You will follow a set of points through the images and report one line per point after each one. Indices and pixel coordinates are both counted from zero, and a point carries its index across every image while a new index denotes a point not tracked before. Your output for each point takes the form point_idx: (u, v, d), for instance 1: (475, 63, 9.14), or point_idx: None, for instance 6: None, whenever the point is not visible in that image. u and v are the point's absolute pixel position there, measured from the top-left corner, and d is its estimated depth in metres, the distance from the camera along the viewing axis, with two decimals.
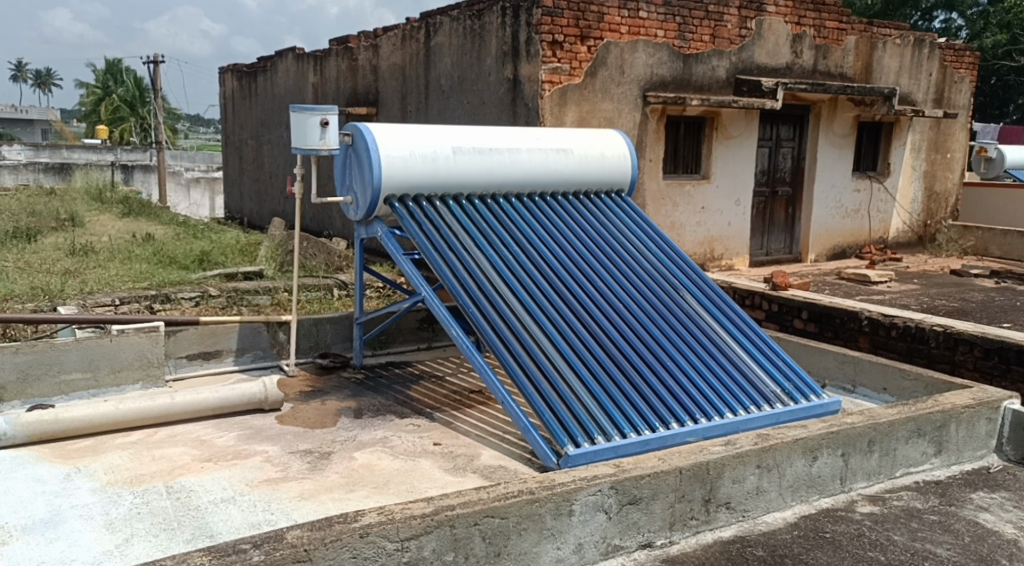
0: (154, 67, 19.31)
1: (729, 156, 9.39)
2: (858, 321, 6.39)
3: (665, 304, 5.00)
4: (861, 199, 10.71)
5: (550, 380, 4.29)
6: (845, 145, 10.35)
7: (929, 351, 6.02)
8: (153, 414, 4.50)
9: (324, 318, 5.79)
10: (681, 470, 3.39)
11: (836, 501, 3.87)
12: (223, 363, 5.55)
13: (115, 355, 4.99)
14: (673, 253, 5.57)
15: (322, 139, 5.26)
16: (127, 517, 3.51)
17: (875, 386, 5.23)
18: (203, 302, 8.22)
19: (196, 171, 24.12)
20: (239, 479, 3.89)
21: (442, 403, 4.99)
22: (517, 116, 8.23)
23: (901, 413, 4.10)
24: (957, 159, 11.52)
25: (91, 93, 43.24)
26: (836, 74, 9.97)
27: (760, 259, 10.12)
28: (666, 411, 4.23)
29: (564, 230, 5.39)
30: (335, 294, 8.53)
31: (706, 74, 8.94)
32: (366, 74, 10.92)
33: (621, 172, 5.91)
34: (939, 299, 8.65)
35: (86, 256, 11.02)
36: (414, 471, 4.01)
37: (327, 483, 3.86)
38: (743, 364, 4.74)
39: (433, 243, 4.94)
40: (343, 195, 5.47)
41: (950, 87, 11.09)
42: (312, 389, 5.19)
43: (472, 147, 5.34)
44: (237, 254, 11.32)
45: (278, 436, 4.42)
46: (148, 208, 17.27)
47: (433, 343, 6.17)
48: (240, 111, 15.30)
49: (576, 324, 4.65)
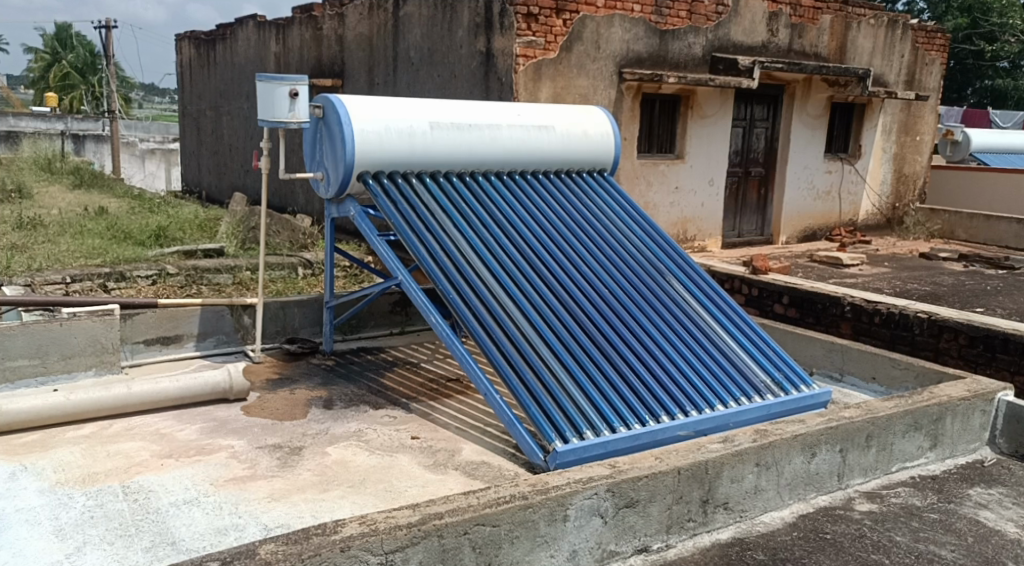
0: (107, 32, 18.64)
1: (704, 135, 9.20)
2: (840, 307, 6.27)
3: (652, 289, 4.78)
4: (833, 181, 10.62)
5: (535, 370, 4.06)
6: (819, 126, 10.24)
7: (912, 339, 5.89)
8: (107, 405, 4.19)
9: (292, 301, 5.52)
10: (680, 470, 3.20)
11: (833, 498, 3.69)
12: (183, 348, 5.24)
13: (65, 341, 4.66)
14: (657, 237, 5.35)
15: (292, 111, 4.95)
16: (79, 522, 3.24)
17: (864, 376, 5.10)
18: (161, 280, 7.89)
19: (151, 142, 23.52)
20: (203, 478, 3.62)
21: (417, 393, 4.74)
22: (490, 91, 7.94)
23: (898, 406, 3.92)
24: (926, 142, 11.47)
25: (40, 59, 41.98)
26: (811, 53, 9.82)
27: (732, 240, 9.98)
28: (656, 403, 4.03)
29: (545, 210, 5.14)
30: (300, 273, 8.23)
31: (682, 51, 8.72)
32: (330, 44, 10.54)
33: (603, 151, 5.68)
34: (912, 283, 8.58)
35: (36, 230, 10.54)
36: (392, 469, 3.76)
37: (299, 482, 3.60)
38: (733, 353, 4.54)
39: (409, 223, 4.66)
40: (313, 171, 5.16)
41: (922, 69, 11.00)
42: (279, 376, 4.91)
43: (451, 122, 5.07)
44: (195, 230, 10.93)
45: (244, 429, 4.15)
46: (100, 179, 16.68)
47: (406, 328, 5.92)
48: (197, 81, 14.81)
49: (561, 310, 4.42)
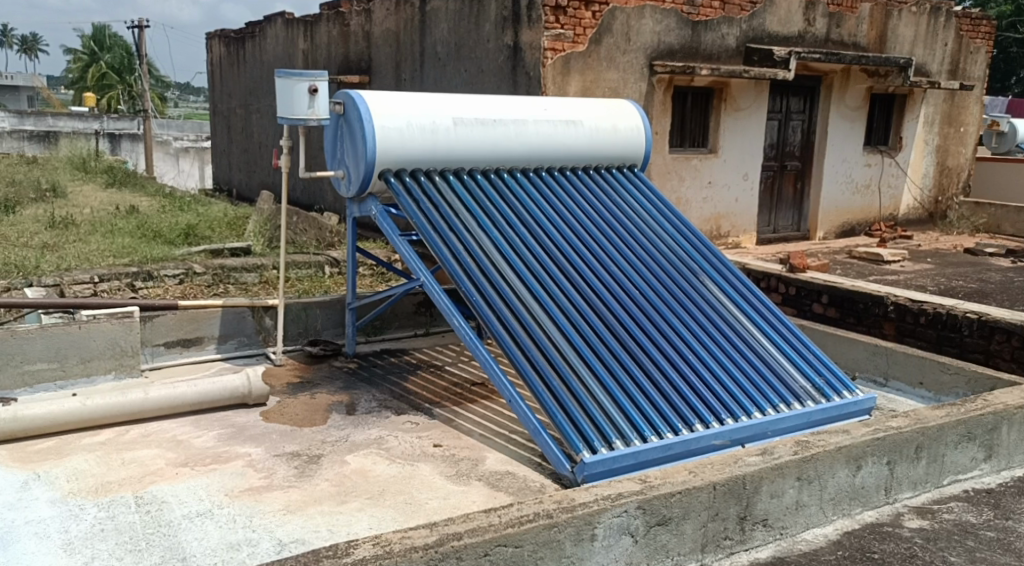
0: (140, 32, 18.73)
1: (738, 128, 8.95)
2: (883, 306, 6.01)
3: (684, 290, 4.58)
4: (872, 174, 10.30)
5: (563, 376, 3.88)
6: (857, 118, 9.93)
7: (961, 340, 5.62)
8: (123, 411, 4.08)
9: (314, 302, 5.39)
10: (715, 486, 3.01)
11: (880, 514, 3.48)
12: (204, 350, 5.13)
13: (84, 344, 4.55)
14: (690, 235, 5.14)
15: (311, 108, 4.81)
16: (89, 536, 3.11)
17: (910, 381, 4.87)
18: (187, 280, 7.81)
19: (185, 140, 23.66)
20: (218, 487, 3.48)
21: (441, 397, 4.58)
22: (518, 86, 7.76)
23: (950, 415, 3.69)
24: (971, 133, 11.10)
25: (78, 60, 42.59)
26: (850, 43, 9.52)
27: (767, 236, 9.70)
28: (689, 411, 3.84)
29: (573, 208, 4.96)
30: (327, 272, 8.12)
31: (715, 42, 8.48)
32: (358, 40, 10.42)
33: (634, 146, 5.47)
34: (956, 279, 8.26)
35: (67, 229, 10.56)
36: (413, 479, 3.61)
37: (316, 493, 3.45)
38: (771, 356, 4.33)
39: (432, 223, 4.51)
40: (334, 169, 5.03)
41: (966, 58, 10.64)
42: (300, 380, 4.78)
43: (474, 117, 4.91)
44: (224, 228, 10.89)
45: (262, 436, 4.01)
46: (133, 178, 16.75)
47: (430, 329, 5.78)
48: (227, 79, 14.78)
49: (588, 312, 4.24)
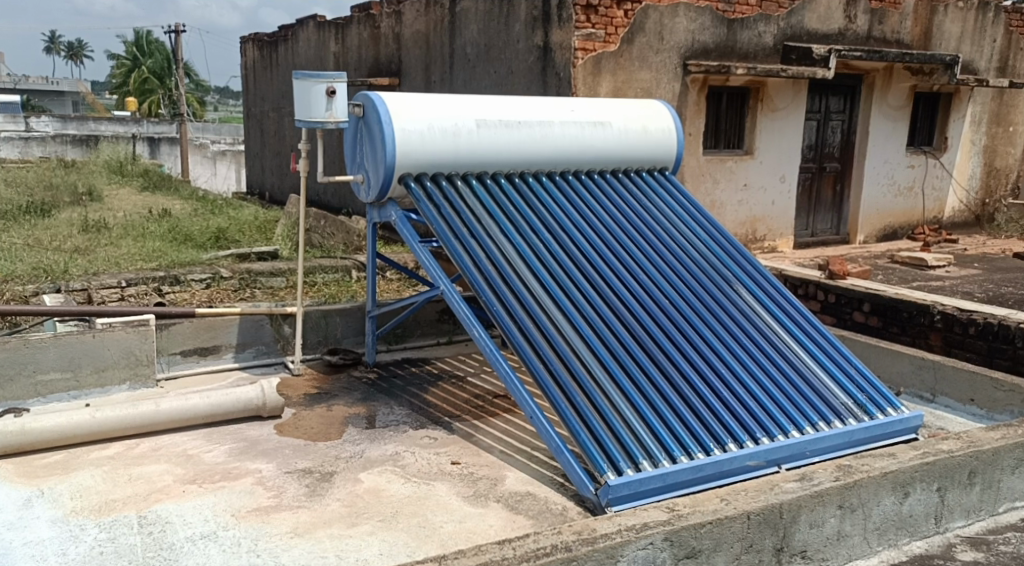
0: (176, 36, 18.85)
1: (775, 129, 8.67)
2: (929, 316, 5.74)
3: (717, 299, 4.36)
4: (915, 176, 9.94)
5: (587, 392, 3.68)
6: (900, 118, 9.59)
7: (1014, 353, 5.32)
8: (134, 424, 3.92)
9: (334, 310, 5.24)
10: (749, 515, 2.80)
11: (929, 545, 3.26)
12: (221, 359, 5.01)
13: (98, 353, 4.42)
14: (724, 240, 4.92)
15: (329, 110, 4.68)
16: (87, 559, 2.96)
17: (960, 397, 4.59)
18: (214, 284, 7.69)
19: (222, 144, 23.79)
20: (225, 507, 3.31)
21: (461, 410, 4.40)
22: (548, 87, 7.56)
23: (1007, 438, 3.45)
24: (1020, 133, 10.69)
25: (122, 65, 43.26)
26: (893, 41, 9.20)
27: (805, 240, 9.40)
28: (721, 430, 3.63)
29: (600, 213, 4.75)
30: (354, 276, 7.98)
31: (752, 41, 8.21)
32: (388, 42, 10.30)
33: (665, 148, 5.25)
34: (1005, 286, 7.91)
35: (99, 233, 10.55)
36: (428, 500, 3.43)
37: (327, 514, 3.28)
38: (809, 371, 4.09)
39: (452, 229, 4.32)
40: (354, 173, 4.87)
41: (1015, 55, 10.24)
42: (317, 391, 4.63)
43: (498, 119, 4.73)
44: (254, 232, 10.82)
45: (274, 451, 3.85)
46: (168, 181, 16.80)
47: (454, 338, 5.61)
48: (261, 82, 14.75)
49: (615, 323, 4.04)
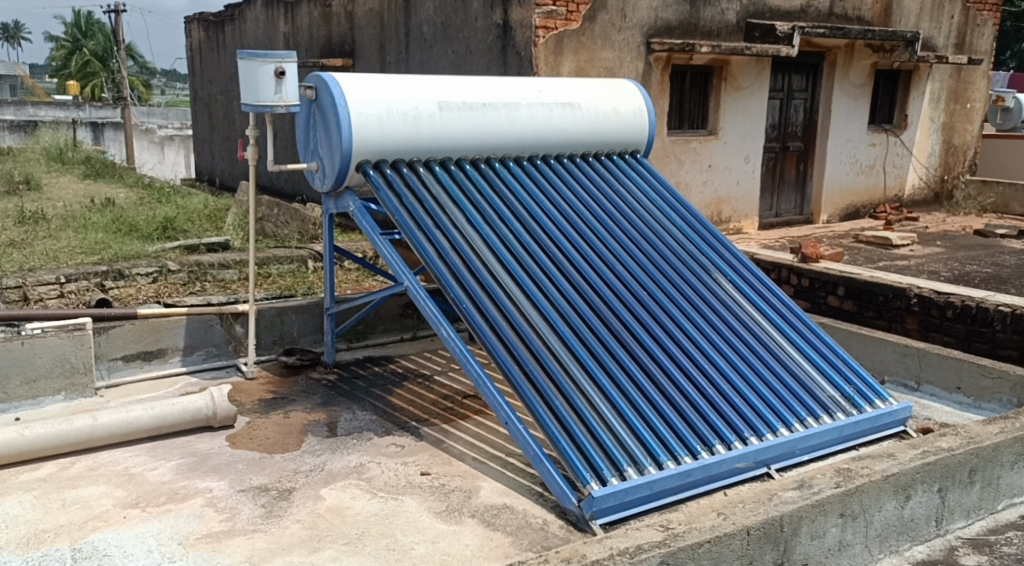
0: (117, 17, 18.15)
1: (739, 108, 8.48)
2: (905, 299, 5.60)
3: (696, 289, 4.13)
4: (877, 154, 9.84)
5: (565, 394, 3.42)
6: (862, 96, 9.46)
7: (992, 336, 5.19)
8: (69, 440, 3.59)
9: (289, 307, 4.93)
10: (749, 531, 2.58)
11: (931, 549, 3.08)
12: (167, 363, 4.66)
13: (30, 362, 4.05)
14: (699, 226, 4.69)
15: (278, 93, 4.34)
16: None
17: (946, 385, 4.45)
18: (161, 278, 7.30)
19: (170, 128, 23.04)
20: (171, 535, 3.01)
21: (429, 414, 4.13)
22: (508, 67, 7.26)
23: (1005, 432, 3.28)
24: (977, 110, 10.66)
25: (62, 48, 41.89)
26: (854, 17, 9.05)
27: (770, 221, 9.25)
28: (708, 430, 3.41)
29: (571, 200, 4.49)
30: (310, 266, 7.64)
31: (715, 18, 7.99)
32: (340, 21, 9.89)
33: (636, 130, 5.00)
34: (971, 264, 7.83)
35: (37, 225, 10.02)
36: (396, 517, 3.16)
37: (286, 539, 3.00)
38: (795, 363, 3.88)
39: (416, 219, 4.02)
40: (307, 161, 4.54)
41: (973, 31, 10.17)
42: (273, 397, 4.32)
43: (461, 102, 4.44)
44: (203, 221, 10.37)
45: (226, 466, 3.55)
46: (111, 169, 16.17)
47: (417, 333, 5.33)
48: (207, 64, 14.21)
49: (592, 317, 3.79)
